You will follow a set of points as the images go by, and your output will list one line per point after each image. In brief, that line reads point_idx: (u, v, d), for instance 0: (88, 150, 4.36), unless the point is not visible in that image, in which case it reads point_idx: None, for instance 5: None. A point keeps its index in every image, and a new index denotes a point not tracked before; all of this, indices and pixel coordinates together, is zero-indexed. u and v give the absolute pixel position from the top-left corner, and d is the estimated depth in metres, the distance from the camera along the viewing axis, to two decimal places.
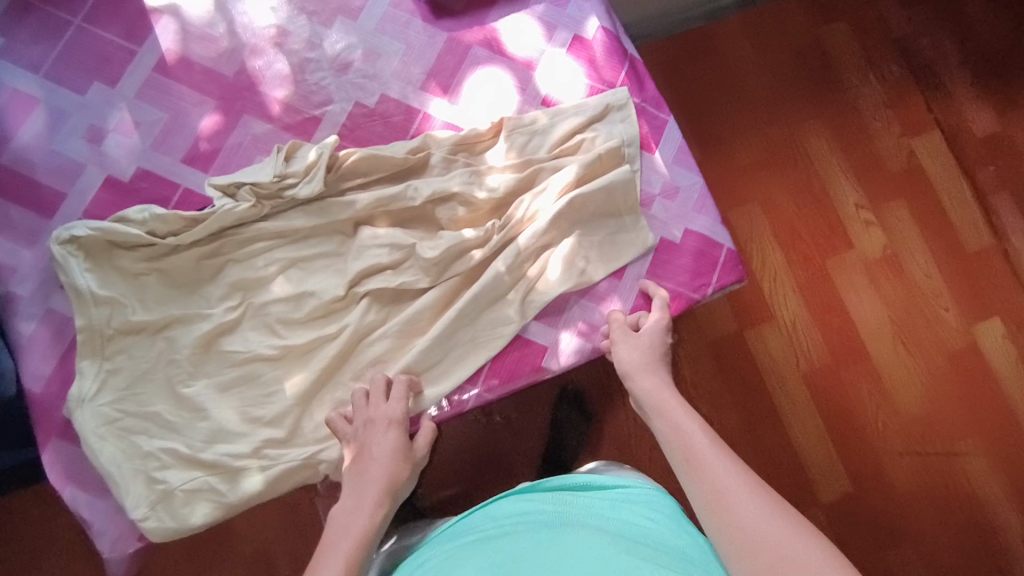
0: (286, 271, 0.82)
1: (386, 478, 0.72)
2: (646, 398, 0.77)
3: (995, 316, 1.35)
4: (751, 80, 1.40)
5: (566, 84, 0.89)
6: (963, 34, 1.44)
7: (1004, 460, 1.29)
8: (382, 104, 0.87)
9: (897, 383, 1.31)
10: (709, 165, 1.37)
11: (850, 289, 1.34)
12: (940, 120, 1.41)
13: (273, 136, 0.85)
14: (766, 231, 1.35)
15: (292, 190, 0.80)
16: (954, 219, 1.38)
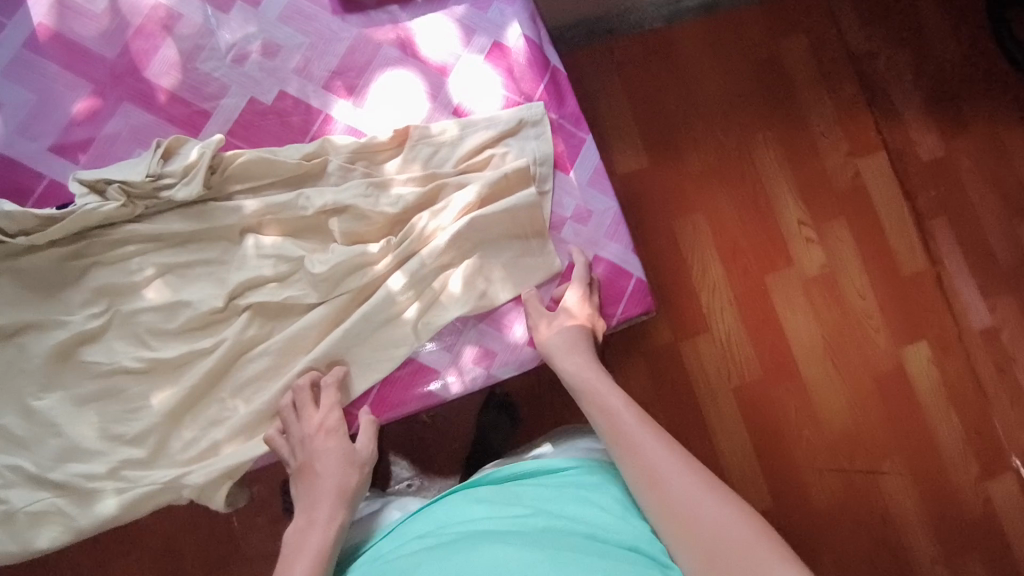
0: (161, 278, 0.76)
1: (343, 484, 0.70)
2: (576, 384, 0.74)
3: (923, 338, 1.33)
4: (703, 85, 1.34)
5: (480, 94, 0.85)
6: (921, 53, 1.40)
7: (921, 481, 1.29)
8: (280, 102, 0.81)
9: (824, 402, 1.29)
10: (653, 173, 1.31)
11: (786, 306, 1.30)
12: (887, 141, 1.38)
13: (154, 128, 0.78)
14: (708, 243, 1.30)
15: (168, 192, 0.73)
16: (893, 242, 1.35)
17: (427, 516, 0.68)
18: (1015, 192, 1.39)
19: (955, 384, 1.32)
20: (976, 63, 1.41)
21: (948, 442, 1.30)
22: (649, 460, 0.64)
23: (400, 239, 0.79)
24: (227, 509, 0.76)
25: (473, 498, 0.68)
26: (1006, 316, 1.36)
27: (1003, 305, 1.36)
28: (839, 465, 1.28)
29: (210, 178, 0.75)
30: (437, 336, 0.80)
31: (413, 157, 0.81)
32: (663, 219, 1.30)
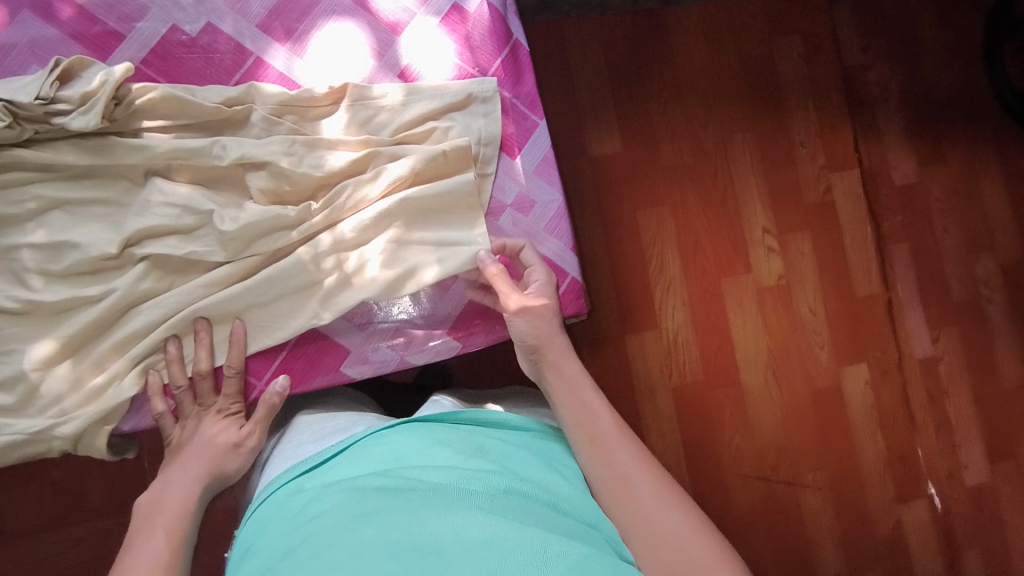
0: (50, 212, 0.69)
1: (211, 459, 0.67)
2: (552, 375, 0.70)
3: (864, 361, 1.33)
4: (689, 74, 1.28)
5: (431, 60, 0.78)
6: (912, 73, 1.36)
7: (840, 498, 1.30)
8: (206, 36, 0.73)
9: (759, 411, 1.28)
10: (626, 160, 1.25)
11: (737, 313, 1.28)
12: (865, 160, 1.35)
13: (59, 45, 0.70)
14: (670, 238, 1.26)
15: (62, 119, 0.66)
16: (851, 261, 1.33)
17: (384, 449, 0.60)
18: (977, 227, 1.39)
19: (886, 408, 1.33)
20: (964, 91, 1.38)
21: (871, 464, 1.31)
22: (621, 467, 0.61)
23: (323, 209, 0.73)
24: (110, 456, 0.71)
25: (441, 441, 0.61)
26: (948, 348, 1.37)
27: (946, 338, 1.37)
28: (763, 474, 1.27)
29: (115, 111, 0.68)
30: (350, 313, 0.76)
31: (350, 118, 0.75)
32: (628, 209, 1.24)
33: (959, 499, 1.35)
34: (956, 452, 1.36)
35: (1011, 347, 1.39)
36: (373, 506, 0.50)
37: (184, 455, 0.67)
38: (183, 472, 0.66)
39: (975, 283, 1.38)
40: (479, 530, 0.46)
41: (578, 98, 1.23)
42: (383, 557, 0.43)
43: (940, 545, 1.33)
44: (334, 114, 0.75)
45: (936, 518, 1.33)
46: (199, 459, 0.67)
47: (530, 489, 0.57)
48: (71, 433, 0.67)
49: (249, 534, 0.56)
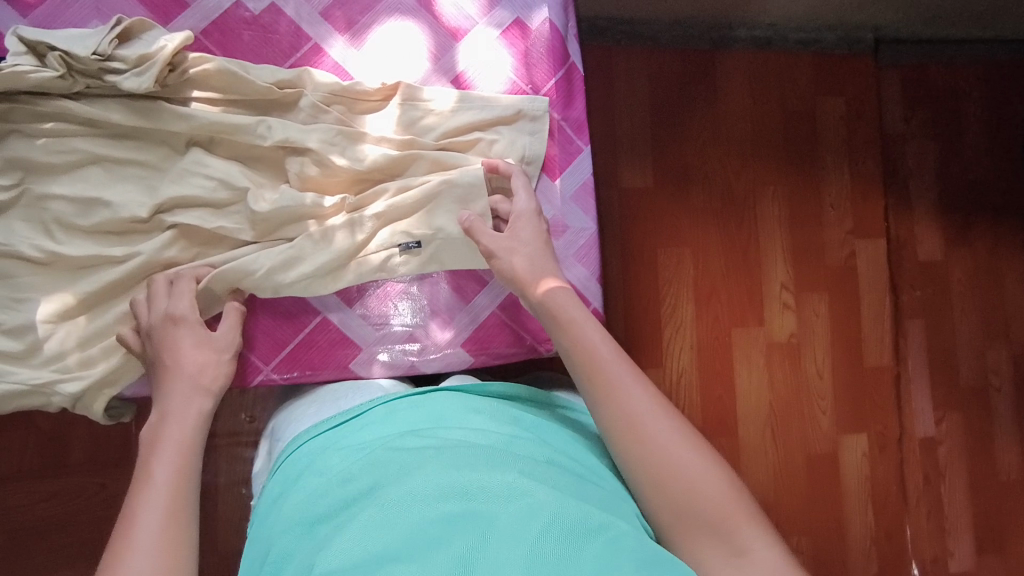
0: (87, 166, 0.68)
1: (202, 400, 0.64)
2: (551, 311, 0.67)
3: (864, 431, 1.31)
4: (732, 118, 1.28)
5: (486, 71, 0.78)
6: (950, 153, 1.36)
7: (823, 568, 1.27)
8: (269, 16, 0.73)
9: (752, 467, 1.26)
10: (657, 196, 1.24)
11: (744, 365, 1.26)
12: (892, 230, 1.34)
13: (124, 5, 0.70)
14: (688, 279, 1.25)
15: (115, 77, 0.66)
16: (865, 330, 1.32)
17: (416, 410, 0.63)
18: (995, 316, 1.37)
19: (880, 482, 1.31)
20: (1001, 179, 1.37)
21: (857, 538, 1.29)
22: (628, 402, 0.59)
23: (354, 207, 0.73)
24: (106, 421, 0.70)
25: (475, 410, 0.64)
26: (949, 432, 1.35)
27: (950, 422, 1.35)
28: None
29: (168, 77, 0.67)
30: (367, 312, 0.75)
31: (395, 116, 0.75)
32: (650, 244, 1.24)
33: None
34: (944, 537, 1.33)
35: (1015, 442, 1.36)
36: (415, 460, 0.53)
37: (170, 392, 0.63)
38: (175, 412, 0.62)
39: (986, 371, 1.36)
40: (521, 496, 0.49)
41: (617, 128, 1.23)
42: (430, 520, 0.47)
43: None
44: (381, 111, 0.75)
45: None
46: (189, 396, 0.63)
47: (560, 460, 0.59)
48: (75, 391, 0.66)
49: (289, 482, 0.59)
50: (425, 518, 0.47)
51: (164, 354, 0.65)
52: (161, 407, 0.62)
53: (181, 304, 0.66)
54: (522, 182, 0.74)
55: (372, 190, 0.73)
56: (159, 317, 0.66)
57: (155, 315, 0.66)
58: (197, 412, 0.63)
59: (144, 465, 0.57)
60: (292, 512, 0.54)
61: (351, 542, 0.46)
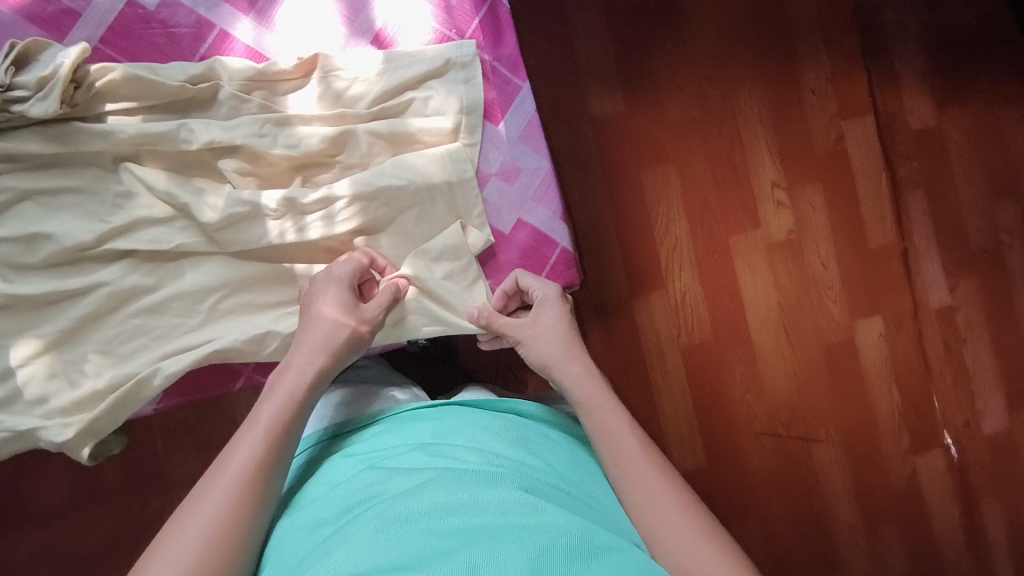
0: (19, 203, 0.66)
1: (315, 374, 0.64)
2: (572, 398, 0.68)
3: (878, 313, 1.29)
4: (698, 24, 1.23)
5: (406, 24, 0.75)
6: (929, 11, 1.29)
7: (855, 454, 1.28)
8: (167, 10, 0.69)
9: (772, 369, 1.25)
10: (631, 118, 1.20)
11: (747, 270, 1.24)
12: (879, 105, 1.28)
13: (14, 27, 0.66)
14: (677, 198, 1.22)
15: (22, 106, 0.63)
16: (865, 211, 1.28)
17: (427, 424, 0.66)
18: (999, 172, 1.32)
19: (901, 360, 1.30)
20: (986, 28, 1.30)
21: (885, 416, 1.29)
22: (649, 494, 0.58)
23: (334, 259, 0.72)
24: (92, 461, 0.68)
25: (481, 420, 0.66)
26: (965, 298, 1.32)
27: (966, 288, 1.32)
28: (775, 430, 1.25)
29: (75, 95, 0.65)
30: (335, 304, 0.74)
31: (321, 92, 0.71)
32: (631, 167, 1.20)
33: (977, 450, 1.32)
34: (973, 401, 1.33)
35: None
36: (424, 480, 0.56)
37: (286, 371, 0.64)
38: (278, 390, 0.62)
39: (996, 230, 1.32)
40: (531, 512, 0.52)
41: (577, 55, 1.19)
42: (436, 539, 0.49)
43: (956, 498, 1.31)
44: (303, 86, 0.71)
45: (952, 468, 1.31)
46: (296, 379, 0.63)
47: (562, 481, 0.61)
48: (63, 437, 0.65)
49: (301, 501, 0.62)
50: (432, 533, 0.50)
51: (308, 306, 0.68)
52: (277, 375, 0.64)
53: (341, 268, 0.69)
54: (536, 277, 0.73)
55: (319, 194, 0.70)
56: (319, 275, 0.70)
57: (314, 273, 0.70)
58: (298, 402, 0.62)
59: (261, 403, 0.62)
60: (305, 515, 0.59)
61: (360, 554, 0.49)
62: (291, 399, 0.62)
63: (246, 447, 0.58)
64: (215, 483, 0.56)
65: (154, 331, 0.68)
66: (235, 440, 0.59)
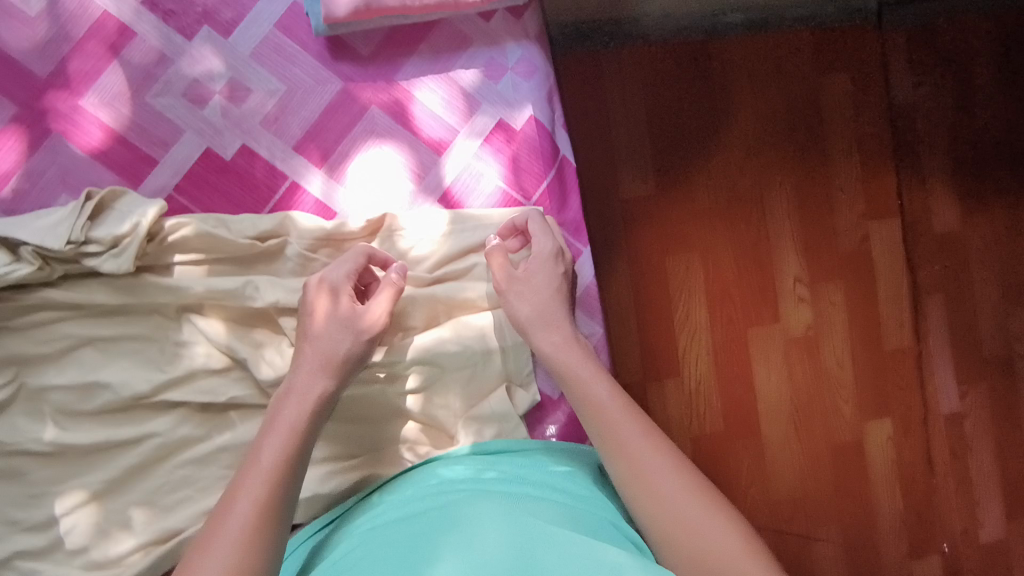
0: (78, 349, 0.66)
1: (318, 398, 0.60)
2: (555, 364, 0.65)
3: (887, 416, 1.11)
4: (733, 100, 1.04)
5: (474, 183, 0.75)
6: (962, 109, 1.12)
7: (856, 561, 1.09)
8: (242, 159, 0.69)
9: (781, 465, 1.07)
10: (662, 205, 1.02)
11: (762, 361, 1.06)
12: (906, 209, 1.11)
13: (88, 170, 0.66)
14: (698, 288, 1.03)
15: (92, 261, 0.63)
16: (882, 314, 1.11)
17: (407, 483, 0.64)
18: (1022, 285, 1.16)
19: (907, 470, 1.12)
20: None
21: (888, 526, 1.11)
22: (645, 464, 0.58)
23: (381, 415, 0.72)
24: None
25: (457, 466, 0.64)
26: (975, 405, 1.16)
27: (979, 395, 1.16)
28: (776, 526, 1.07)
29: (147, 248, 0.65)
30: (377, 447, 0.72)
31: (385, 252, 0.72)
32: (655, 253, 1.02)
33: (972, 559, 1.15)
34: (972, 507, 1.15)
35: None
36: (397, 533, 0.53)
37: (287, 397, 0.60)
38: (279, 422, 0.58)
39: (1009, 338, 1.16)
40: (506, 529, 0.49)
41: (612, 128, 1.00)
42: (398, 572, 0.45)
43: None
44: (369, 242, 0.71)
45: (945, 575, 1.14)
46: (296, 413, 0.59)
47: (547, 496, 0.58)
48: None
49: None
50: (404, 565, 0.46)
51: (306, 316, 0.64)
52: (280, 401, 0.60)
53: (337, 272, 0.65)
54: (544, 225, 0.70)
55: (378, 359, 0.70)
56: (314, 281, 0.65)
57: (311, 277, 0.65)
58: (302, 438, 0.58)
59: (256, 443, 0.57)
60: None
61: None
62: (293, 431, 0.57)
63: (247, 496, 0.53)
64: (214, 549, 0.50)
65: (199, 483, 0.67)
66: (233, 491, 0.54)
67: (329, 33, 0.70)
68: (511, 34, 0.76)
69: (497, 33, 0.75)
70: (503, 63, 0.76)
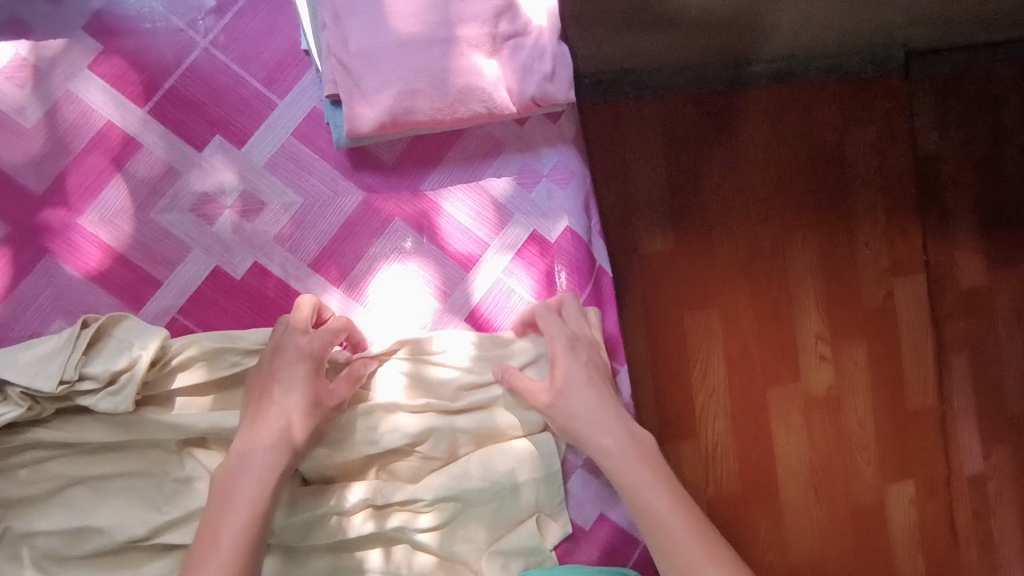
0: (70, 489, 0.60)
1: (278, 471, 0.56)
2: (610, 470, 0.61)
3: (910, 475, 1.01)
4: (749, 141, 0.95)
5: (503, 301, 0.70)
6: (992, 157, 1.04)
7: None
8: (253, 279, 0.64)
9: (797, 527, 0.96)
10: (680, 261, 0.93)
11: (781, 421, 0.96)
12: (931, 263, 1.02)
13: (87, 293, 0.61)
14: (712, 341, 0.94)
15: (87, 400, 0.57)
16: (907, 369, 1.01)
17: None
18: None
19: (930, 532, 1.01)
20: None
21: None
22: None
23: (397, 554, 0.65)
24: None
25: None
26: (1000, 466, 1.06)
27: (1002, 455, 1.06)
28: None
29: (147, 374, 0.59)
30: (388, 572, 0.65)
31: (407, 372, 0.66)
32: (673, 308, 0.92)
33: None
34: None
35: None
36: None
37: (242, 473, 0.56)
38: (235, 503, 0.54)
39: None
40: None
41: (632, 184, 0.91)
42: None
43: None
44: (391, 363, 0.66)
45: None
46: (253, 493, 0.55)
47: None
48: None
49: None
50: None
51: (274, 385, 0.59)
52: (231, 476, 0.56)
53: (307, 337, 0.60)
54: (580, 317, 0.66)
55: (400, 496, 0.64)
56: (289, 347, 0.60)
57: (286, 341, 0.60)
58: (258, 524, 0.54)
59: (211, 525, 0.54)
60: None
61: None
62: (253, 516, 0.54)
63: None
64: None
65: None
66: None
67: (352, 145, 0.65)
68: (546, 139, 0.71)
69: (532, 138, 0.70)
70: (538, 170, 0.71)
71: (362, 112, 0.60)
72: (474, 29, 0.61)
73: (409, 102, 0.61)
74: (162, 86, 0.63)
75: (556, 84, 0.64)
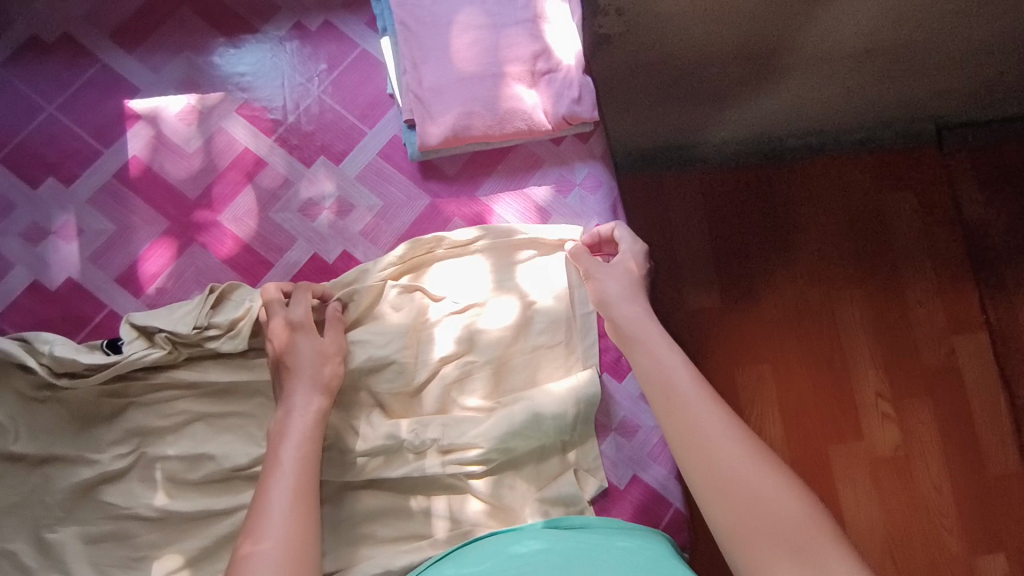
0: (191, 424, 0.75)
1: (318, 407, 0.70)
2: (626, 326, 0.71)
3: (999, 548, 0.99)
4: (800, 220, 1.06)
5: (546, 285, 0.82)
6: None
7: None
8: (342, 262, 0.82)
9: None
10: (728, 319, 1.02)
11: (848, 481, 0.99)
12: (994, 325, 1.07)
13: (218, 271, 0.80)
14: (771, 399, 1.01)
15: (212, 343, 0.74)
16: (981, 433, 1.03)
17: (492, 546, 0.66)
18: None
19: None
20: None
21: None
22: (700, 423, 0.60)
23: (447, 494, 0.75)
24: None
25: (522, 536, 0.68)
26: None
27: None
28: None
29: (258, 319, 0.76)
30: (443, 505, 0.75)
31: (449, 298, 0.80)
32: (725, 362, 1.01)
33: None
34: None
35: None
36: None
37: (290, 412, 0.69)
38: (293, 426, 0.68)
39: None
40: None
41: (676, 238, 1.03)
42: None
43: None
44: (438, 300, 0.80)
45: None
46: (306, 418, 0.68)
47: (597, 555, 0.61)
48: None
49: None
50: None
51: (285, 355, 0.72)
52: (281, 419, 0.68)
53: (299, 312, 0.73)
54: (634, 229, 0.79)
55: (460, 441, 0.75)
56: (280, 322, 0.73)
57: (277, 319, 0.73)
58: (313, 437, 0.68)
59: (276, 446, 0.66)
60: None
61: None
62: (307, 435, 0.67)
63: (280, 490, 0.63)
64: (266, 539, 0.59)
65: None
66: (264, 487, 0.63)
67: (422, 159, 0.84)
68: (578, 156, 0.87)
69: (567, 155, 0.87)
70: (572, 180, 0.86)
71: (430, 130, 0.80)
72: (517, 66, 0.82)
73: (467, 121, 0.80)
74: (284, 122, 0.84)
75: (583, 107, 0.82)
